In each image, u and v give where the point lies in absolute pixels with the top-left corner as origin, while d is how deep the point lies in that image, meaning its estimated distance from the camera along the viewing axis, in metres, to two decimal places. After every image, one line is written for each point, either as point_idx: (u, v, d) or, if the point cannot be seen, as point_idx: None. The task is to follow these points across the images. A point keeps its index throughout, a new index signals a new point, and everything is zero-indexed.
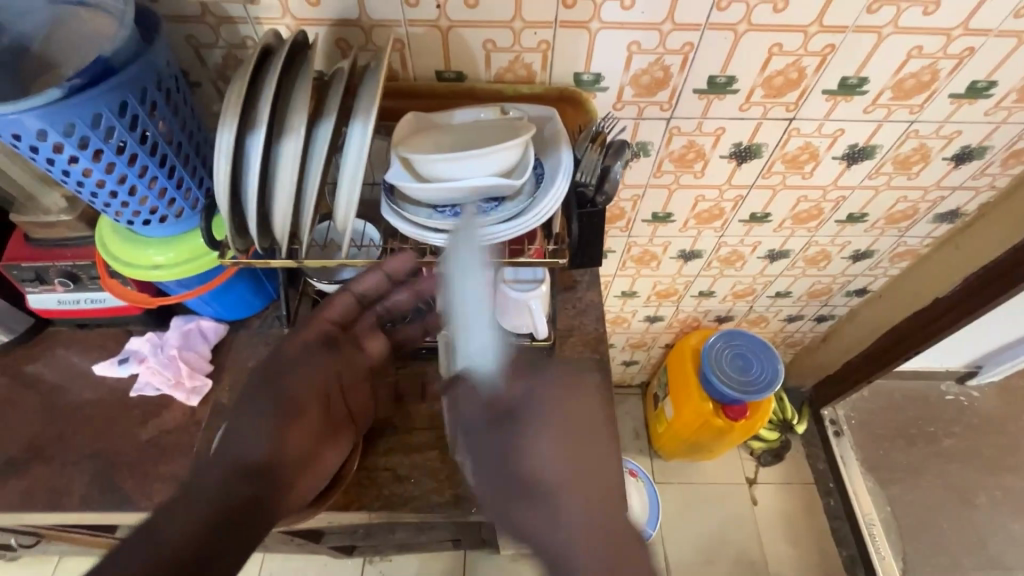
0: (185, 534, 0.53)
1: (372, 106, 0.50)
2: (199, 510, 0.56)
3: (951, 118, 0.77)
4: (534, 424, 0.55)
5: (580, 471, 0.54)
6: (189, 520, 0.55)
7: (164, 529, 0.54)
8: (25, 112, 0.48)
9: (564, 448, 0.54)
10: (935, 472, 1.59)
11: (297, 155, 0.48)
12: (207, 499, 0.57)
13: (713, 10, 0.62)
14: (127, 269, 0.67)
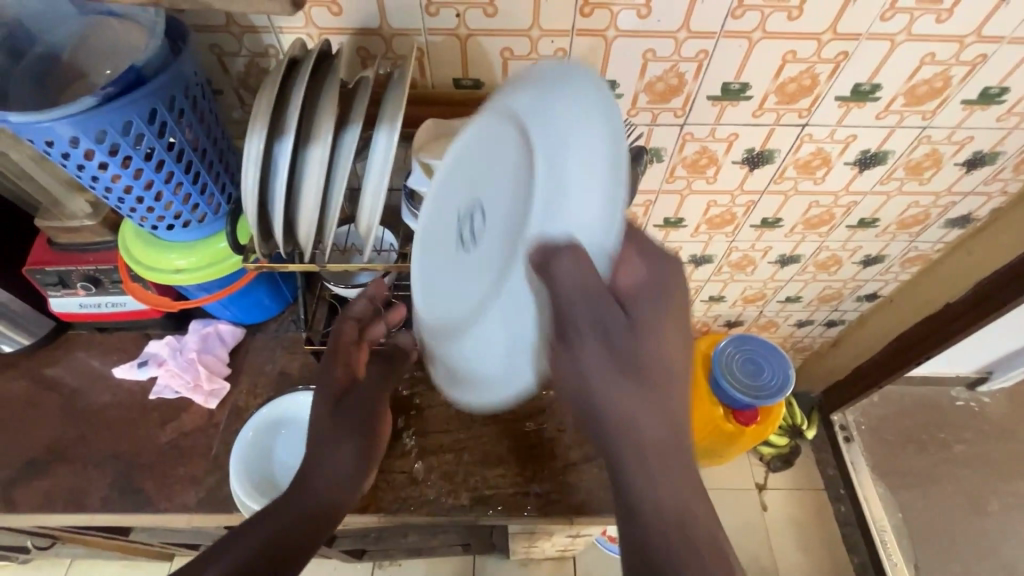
0: (264, 550, 0.54)
1: (397, 113, 0.51)
2: (277, 523, 0.56)
3: (962, 124, 0.78)
4: (656, 316, 0.44)
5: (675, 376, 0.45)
6: (268, 532, 0.55)
7: (245, 542, 0.54)
8: (59, 120, 0.49)
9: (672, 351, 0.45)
10: (947, 478, 1.58)
11: (324, 162, 0.49)
12: (283, 510, 0.58)
13: (728, 18, 0.63)
14: (149, 272, 0.68)
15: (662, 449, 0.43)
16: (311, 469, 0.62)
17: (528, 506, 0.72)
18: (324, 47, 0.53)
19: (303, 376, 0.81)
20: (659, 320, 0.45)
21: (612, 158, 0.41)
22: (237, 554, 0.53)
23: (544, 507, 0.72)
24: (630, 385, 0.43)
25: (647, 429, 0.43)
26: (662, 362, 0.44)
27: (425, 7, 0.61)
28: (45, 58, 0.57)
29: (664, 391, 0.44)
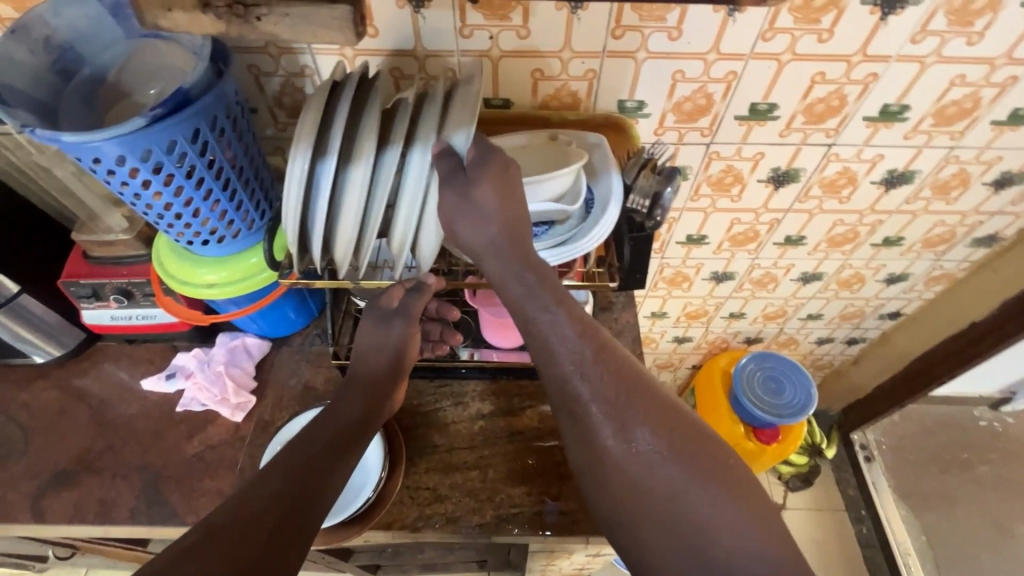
0: (274, 510, 0.50)
1: (436, 134, 0.52)
2: (283, 483, 0.53)
3: (991, 144, 0.77)
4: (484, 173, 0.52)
5: (510, 209, 0.53)
6: (275, 493, 0.52)
7: (250, 507, 0.50)
8: (109, 140, 0.50)
9: (501, 191, 0.52)
10: (970, 500, 1.55)
11: (364, 180, 0.50)
12: (285, 472, 0.54)
13: (758, 41, 0.64)
14: (182, 286, 0.69)
15: (503, 251, 0.54)
16: (308, 435, 0.60)
17: (552, 525, 0.72)
18: (364, 71, 0.55)
19: (328, 390, 0.81)
20: (488, 178, 0.51)
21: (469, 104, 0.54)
22: (247, 518, 0.49)
23: (568, 528, 0.72)
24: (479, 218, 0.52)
25: (490, 243, 0.54)
26: (486, 202, 0.52)
27: (460, 29, 0.63)
28: (92, 78, 0.59)
29: (505, 216, 0.53)
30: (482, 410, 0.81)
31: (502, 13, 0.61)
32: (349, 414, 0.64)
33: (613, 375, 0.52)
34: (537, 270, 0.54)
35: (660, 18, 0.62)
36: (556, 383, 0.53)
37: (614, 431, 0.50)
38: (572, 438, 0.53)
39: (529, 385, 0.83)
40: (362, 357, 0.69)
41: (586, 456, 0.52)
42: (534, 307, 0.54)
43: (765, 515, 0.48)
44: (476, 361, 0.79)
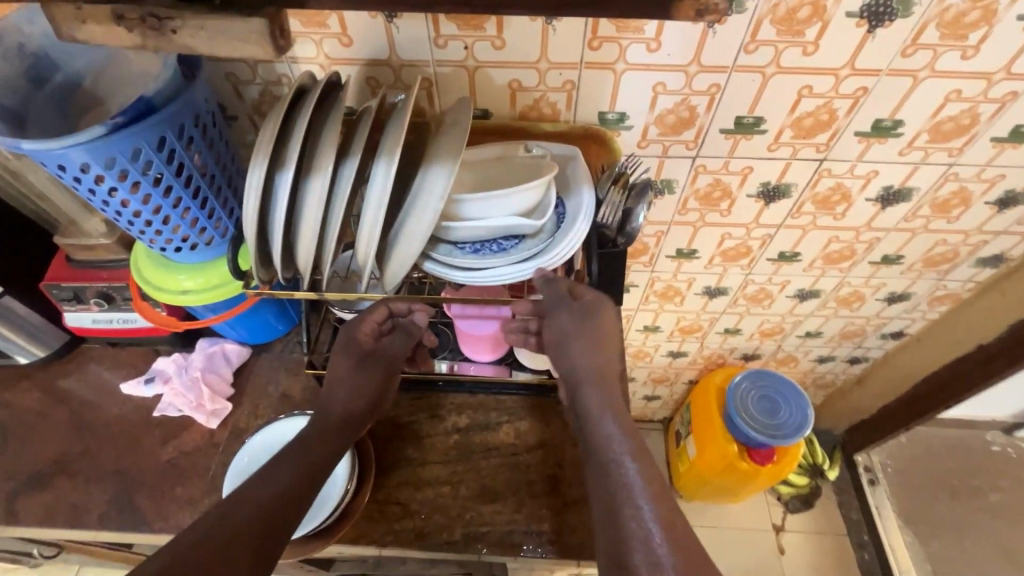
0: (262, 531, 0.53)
1: (397, 146, 0.49)
2: (266, 502, 0.56)
3: (992, 162, 0.74)
4: (602, 311, 0.62)
5: (607, 339, 0.62)
6: (257, 512, 0.55)
7: (234, 529, 0.52)
8: (72, 147, 0.50)
9: (606, 328, 0.62)
10: (981, 530, 1.49)
11: (323, 193, 0.48)
12: (266, 494, 0.57)
13: (740, 52, 0.62)
14: (158, 293, 0.69)
15: (591, 359, 0.62)
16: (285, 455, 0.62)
17: (525, 546, 0.70)
18: (331, 78, 0.53)
19: (305, 400, 0.81)
20: (601, 317, 0.62)
21: (457, 141, 0.52)
22: (234, 540, 0.51)
23: (538, 549, 0.70)
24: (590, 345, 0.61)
25: (589, 372, 0.61)
26: (592, 325, 0.61)
27: (435, 39, 0.62)
28: (65, 84, 0.59)
29: (599, 347, 0.62)
30: (458, 424, 0.79)
31: (476, 23, 0.60)
32: (333, 431, 0.66)
33: (669, 519, 0.51)
34: (607, 389, 0.61)
35: (637, 29, 0.60)
36: (605, 484, 0.54)
37: (642, 542, 0.49)
38: (605, 535, 0.51)
39: (510, 399, 0.82)
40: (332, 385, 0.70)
41: (611, 563, 0.49)
42: (600, 410, 0.59)
43: None
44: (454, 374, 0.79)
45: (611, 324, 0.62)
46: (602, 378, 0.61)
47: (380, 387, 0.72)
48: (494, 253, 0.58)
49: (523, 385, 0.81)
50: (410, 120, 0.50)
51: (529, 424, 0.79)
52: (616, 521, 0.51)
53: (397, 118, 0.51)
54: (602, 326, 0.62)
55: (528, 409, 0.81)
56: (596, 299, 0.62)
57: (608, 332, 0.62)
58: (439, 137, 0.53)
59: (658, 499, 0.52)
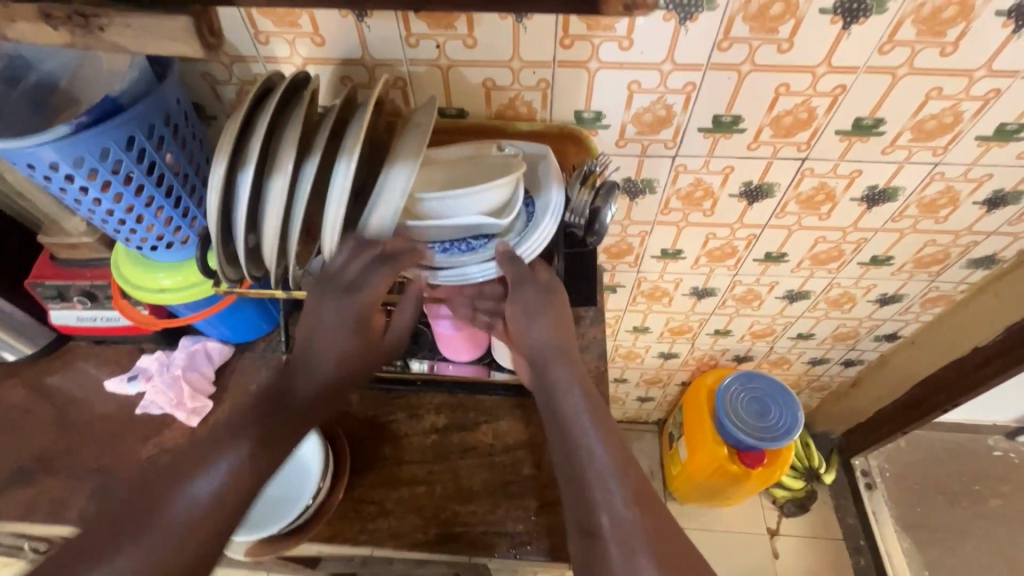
0: (201, 544, 0.54)
1: (356, 145, 0.49)
2: (206, 511, 0.55)
3: (978, 161, 0.73)
4: (555, 289, 0.61)
5: (562, 314, 0.61)
6: (193, 521, 0.54)
7: (170, 542, 0.53)
8: (40, 146, 0.51)
9: (560, 303, 0.61)
10: (981, 536, 1.46)
11: (283, 192, 0.49)
12: (206, 494, 0.55)
13: (714, 50, 0.61)
14: (137, 291, 0.70)
15: (550, 334, 0.60)
16: (231, 431, 0.60)
17: (498, 548, 0.69)
18: (294, 77, 0.53)
19: None
20: (554, 294, 0.61)
21: (420, 140, 0.53)
22: (170, 558, 0.52)
23: (512, 550, 0.69)
24: (547, 326, 0.60)
25: (548, 347, 0.59)
26: (547, 302, 0.60)
27: (406, 38, 0.62)
28: (39, 84, 0.60)
29: (556, 321, 0.60)
30: (437, 424, 0.79)
31: (446, 22, 0.60)
32: (308, 404, 0.63)
33: (632, 486, 0.52)
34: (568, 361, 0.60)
35: (608, 27, 0.59)
36: (569, 463, 0.54)
37: (608, 511, 0.50)
38: (574, 512, 0.52)
39: (489, 399, 0.81)
40: (318, 351, 0.63)
41: (579, 532, 0.51)
42: (562, 386, 0.58)
43: None
44: (434, 373, 0.80)
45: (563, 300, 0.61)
46: (564, 352, 0.60)
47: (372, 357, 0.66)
48: (462, 253, 0.59)
49: (502, 386, 0.80)
50: (370, 120, 0.50)
51: (508, 425, 0.79)
52: (583, 495, 0.52)
53: (359, 117, 0.51)
54: (556, 310, 0.60)
55: (507, 409, 0.80)
56: (546, 277, 0.61)
57: (563, 307, 0.61)
58: (402, 137, 0.53)
59: (622, 469, 0.53)
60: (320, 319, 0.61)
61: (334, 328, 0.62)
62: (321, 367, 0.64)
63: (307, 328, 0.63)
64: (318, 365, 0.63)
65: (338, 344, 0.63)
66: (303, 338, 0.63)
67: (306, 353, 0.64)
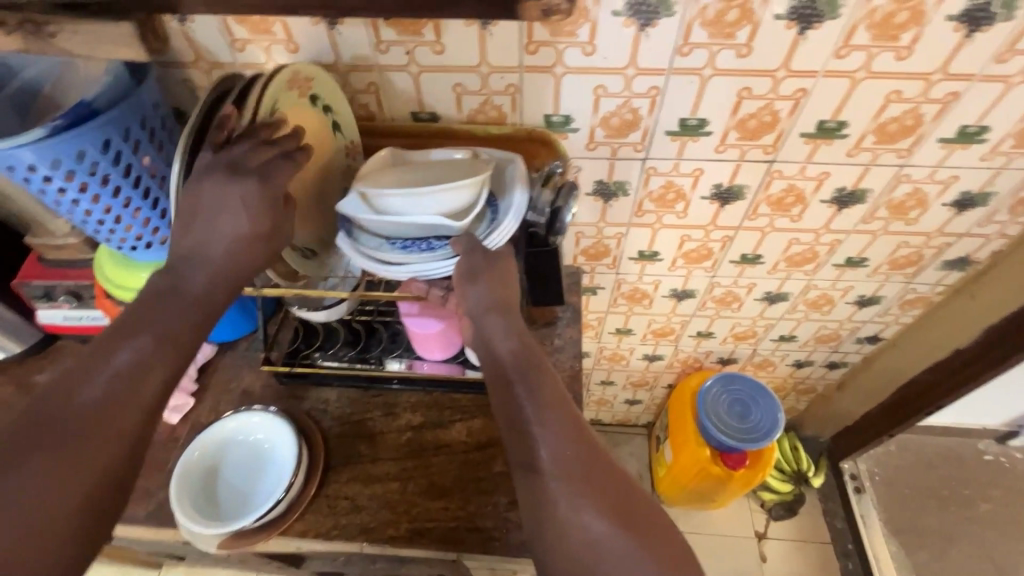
0: (104, 460, 0.46)
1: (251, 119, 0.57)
2: (109, 414, 0.47)
3: (943, 163, 0.74)
4: (501, 251, 0.61)
5: (504, 272, 0.61)
6: (88, 435, 0.46)
7: (67, 464, 0.44)
8: (18, 147, 0.53)
9: (504, 263, 0.61)
10: (969, 540, 1.45)
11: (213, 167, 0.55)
12: (97, 409, 0.47)
13: (675, 55, 0.63)
14: (120, 290, 0.72)
15: (490, 290, 0.60)
16: (117, 333, 0.51)
17: (469, 542, 0.70)
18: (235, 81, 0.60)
19: (265, 396, 0.83)
20: (505, 259, 0.61)
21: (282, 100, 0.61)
22: (71, 477, 0.44)
23: (482, 545, 0.70)
24: (487, 288, 0.59)
25: (490, 303, 0.60)
26: (493, 262, 0.60)
27: (376, 45, 0.64)
28: (21, 90, 0.62)
29: (497, 279, 0.60)
30: (412, 422, 0.81)
31: (414, 29, 0.62)
32: (197, 302, 0.54)
33: (566, 422, 0.53)
34: (507, 317, 0.61)
35: (571, 33, 0.61)
36: (506, 409, 0.55)
37: (546, 445, 0.52)
38: (514, 451, 0.53)
39: (463, 397, 0.83)
40: (206, 240, 0.55)
41: (521, 469, 0.52)
42: (502, 337, 0.59)
43: (657, 544, 0.47)
44: (410, 373, 0.82)
45: (504, 258, 0.61)
46: (504, 306, 0.61)
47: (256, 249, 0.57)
48: (421, 251, 0.61)
49: (477, 384, 0.82)
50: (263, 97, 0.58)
51: (481, 423, 0.80)
52: (521, 434, 0.53)
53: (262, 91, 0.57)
54: (496, 271, 0.60)
55: (481, 407, 0.82)
56: (502, 250, 0.61)
57: (504, 265, 0.61)
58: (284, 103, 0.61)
59: (557, 408, 0.54)
60: (212, 203, 0.55)
61: (228, 213, 0.55)
62: (211, 256, 0.56)
63: (189, 214, 0.55)
64: (209, 254, 0.56)
65: (228, 228, 0.56)
66: (183, 225, 0.55)
67: (192, 244, 0.55)
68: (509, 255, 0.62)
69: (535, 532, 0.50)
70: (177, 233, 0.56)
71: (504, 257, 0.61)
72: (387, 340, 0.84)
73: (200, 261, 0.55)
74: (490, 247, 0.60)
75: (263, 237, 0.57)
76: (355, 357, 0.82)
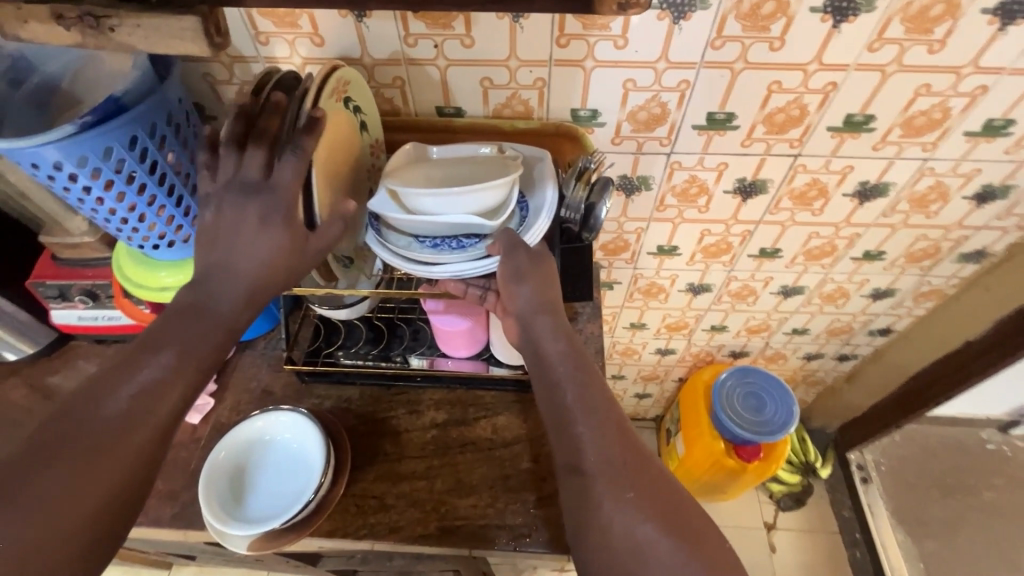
0: (120, 476, 0.45)
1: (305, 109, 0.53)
2: (128, 431, 0.46)
3: (967, 156, 0.74)
4: (543, 252, 0.61)
5: (548, 273, 0.60)
6: (105, 450, 0.44)
7: (84, 478, 0.43)
8: (45, 145, 0.51)
9: (548, 264, 0.61)
10: (975, 528, 1.48)
11: (246, 172, 0.51)
12: (117, 423, 0.46)
13: (707, 48, 0.62)
14: (140, 289, 0.70)
15: (536, 291, 0.59)
16: (145, 344, 0.50)
17: (499, 539, 0.71)
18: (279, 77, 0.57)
19: (286, 395, 0.82)
20: (547, 260, 0.61)
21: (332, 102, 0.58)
22: (86, 494, 0.43)
23: (512, 542, 0.70)
24: (534, 289, 0.59)
25: (534, 304, 0.59)
26: (537, 263, 0.59)
27: (404, 38, 0.63)
28: (41, 86, 0.60)
29: (541, 280, 0.59)
30: (436, 419, 0.80)
31: (444, 22, 0.61)
32: (220, 317, 0.52)
33: (610, 426, 0.53)
34: (552, 317, 0.60)
35: (604, 26, 0.60)
36: (553, 411, 0.55)
37: (591, 449, 0.52)
38: (560, 453, 0.54)
39: (485, 394, 0.83)
40: (233, 259, 0.52)
41: (567, 470, 0.52)
42: (548, 338, 0.59)
43: (702, 549, 0.47)
44: (433, 371, 0.81)
45: (547, 259, 0.61)
46: (549, 308, 0.60)
47: (279, 263, 0.53)
48: (452, 250, 0.60)
49: (502, 381, 0.81)
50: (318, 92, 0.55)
51: (506, 420, 0.80)
52: (568, 436, 0.53)
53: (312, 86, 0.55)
54: (541, 273, 0.59)
55: (506, 404, 0.82)
56: (539, 248, 0.61)
57: (548, 266, 0.60)
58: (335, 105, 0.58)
59: (601, 412, 0.54)
60: (228, 228, 0.52)
61: (245, 234, 0.52)
62: (240, 270, 0.52)
63: (208, 238, 0.53)
64: (233, 268, 0.52)
65: (252, 249, 0.52)
66: (208, 244, 0.53)
67: (216, 260, 0.53)
68: (551, 256, 0.62)
69: (580, 535, 0.50)
70: (198, 253, 0.53)
71: (544, 257, 0.61)
72: (409, 339, 0.83)
73: (225, 274, 0.52)
74: (529, 245, 0.60)
75: (286, 257, 0.53)
76: (378, 356, 0.81)
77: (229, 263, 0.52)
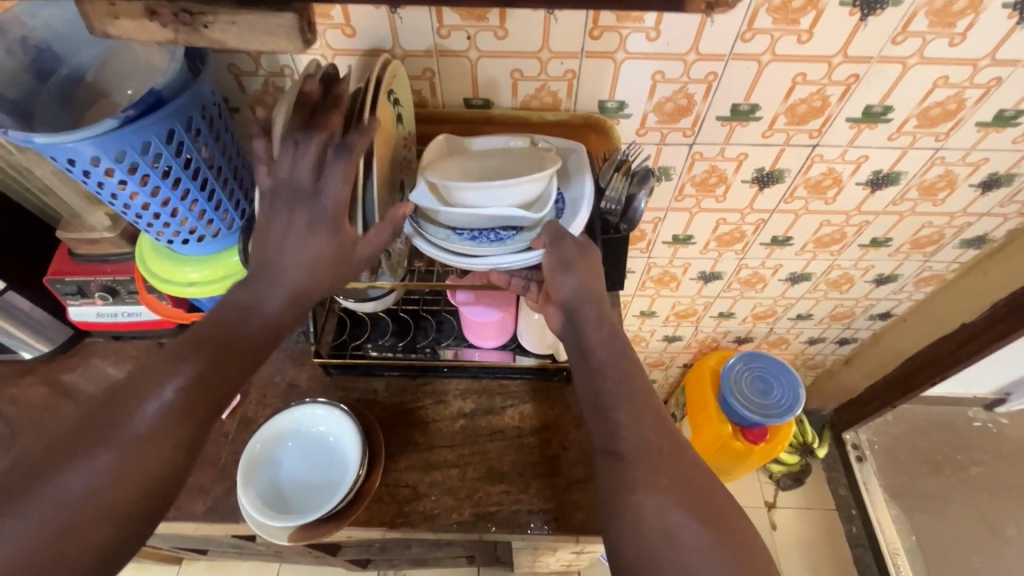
0: (157, 470, 0.46)
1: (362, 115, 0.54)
2: (170, 426, 0.47)
3: (977, 146, 0.77)
4: (589, 244, 0.61)
5: (595, 264, 0.61)
6: (147, 444, 0.46)
7: (124, 470, 0.45)
8: (82, 140, 0.50)
9: (595, 256, 0.61)
10: (962, 502, 1.55)
11: (297, 175, 0.52)
12: (161, 416, 0.47)
13: (736, 41, 0.63)
14: (165, 285, 0.69)
15: (583, 281, 0.60)
16: (193, 337, 0.51)
17: (532, 523, 0.72)
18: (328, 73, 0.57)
19: (312, 388, 0.83)
20: (593, 252, 0.61)
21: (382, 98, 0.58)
22: (124, 486, 0.45)
23: (545, 527, 0.72)
24: (580, 278, 0.60)
25: (579, 294, 0.60)
26: (584, 254, 0.60)
27: (437, 30, 0.63)
28: (69, 78, 0.59)
29: (587, 271, 0.60)
30: (463, 409, 0.81)
31: (478, 13, 0.61)
32: (263, 314, 0.53)
33: (648, 416, 0.55)
34: (596, 308, 0.61)
35: (637, 19, 0.61)
36: (592, 396, 0.57)
37: (626, 435, 0.53)
38: (596, 435, 0.55)
39: (513, 383, 0.84)
40: (280, 259, 0.53)
41: (602, 454, 0.54)
42: (591, 327, 0.60)
43: (731, 540, 0.48)
44: (459, 361, 0.81)
45: (594, 251, 0.61)
46: (593, 297, 0.61)
47: (322, 264, 0.53)
48: (491, 242, 0.61)
49: (525, 370, 0.83)
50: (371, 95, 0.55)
51: (533, 408, 0.82)
52: (606, 421, 0.55)
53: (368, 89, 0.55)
54: (587, 263, 0.60)
55: (532, 393, 0.83)
56: (584, 239, 0.61)
57: (595, 257, 0.61)
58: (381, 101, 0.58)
59: (639, 401, 0.56)
60: (280, 226, 0.52)
61: (294, 235, 0.52)
62: (283, 266, 0.53)
63: (261, 236, 0.53)
64: (278, 265, 0.53)
65: (299, 247, 0.52)
66: (260, 243, 0.53)
67: (264, 258, 0.53)
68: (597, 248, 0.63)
69: (610, 517, 0.51)
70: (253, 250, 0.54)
71: (589, 249, 0.62)
72: (434, 331, 0.83)
73: (272, 273, 0.53)
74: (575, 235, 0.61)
75: (331, 258, 0.52)
76: (405, 348, 0.81)
77: (276, 264, 0.53)
